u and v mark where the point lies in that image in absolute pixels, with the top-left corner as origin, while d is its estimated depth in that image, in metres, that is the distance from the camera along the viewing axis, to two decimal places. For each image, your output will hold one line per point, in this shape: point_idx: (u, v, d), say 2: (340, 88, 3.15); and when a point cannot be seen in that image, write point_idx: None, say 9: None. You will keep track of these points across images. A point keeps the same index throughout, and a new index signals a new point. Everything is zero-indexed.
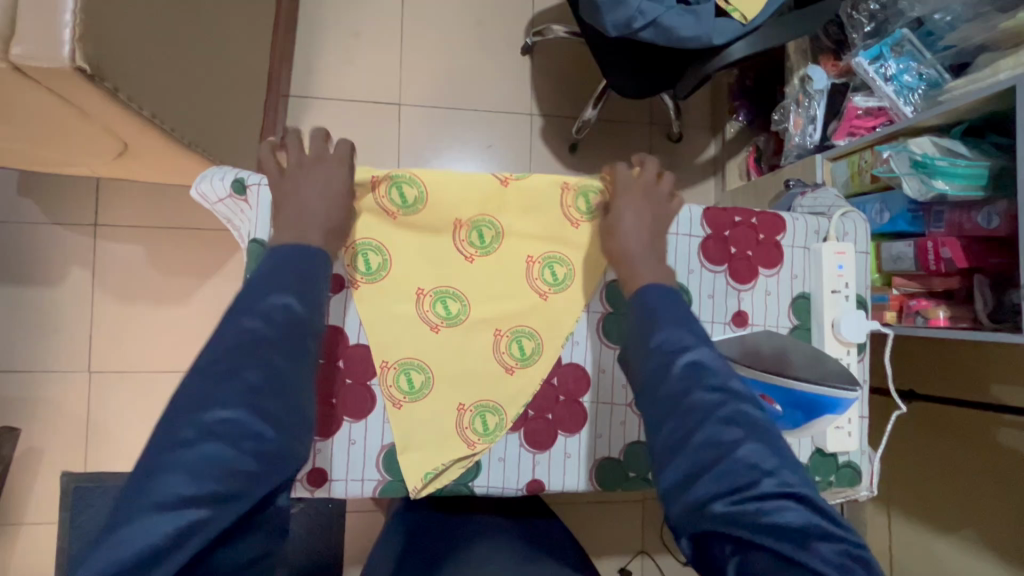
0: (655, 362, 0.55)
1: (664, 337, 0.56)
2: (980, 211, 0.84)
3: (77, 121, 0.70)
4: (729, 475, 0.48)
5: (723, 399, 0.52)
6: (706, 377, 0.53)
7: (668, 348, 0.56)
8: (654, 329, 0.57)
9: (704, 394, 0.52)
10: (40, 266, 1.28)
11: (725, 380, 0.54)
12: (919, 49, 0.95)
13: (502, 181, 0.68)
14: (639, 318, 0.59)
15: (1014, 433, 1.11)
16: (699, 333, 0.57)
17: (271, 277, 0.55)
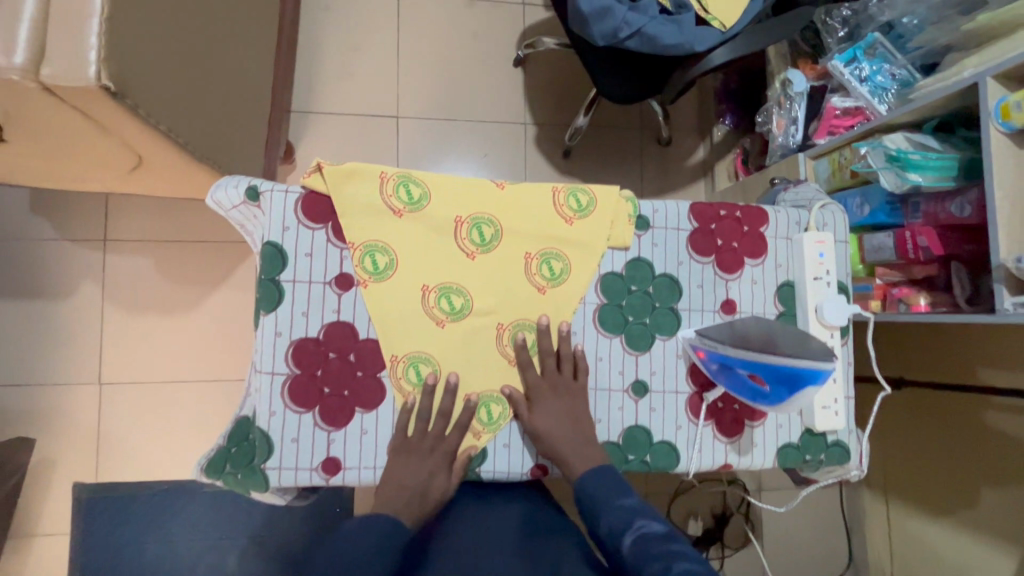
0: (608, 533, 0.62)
1: (609, 521, 0.62)
2: (953, 201, 0.88)
3: (98, 137, 0.74)
4: None
5: (669, 560, 0.56)
6: (651, 545, 0.59)
7: (614, 529, 0.62)
8: (597, 516, 0.64)
9: (653, 564, 0.57)
10: (52, 282, 1.32)
11: (669, 541, 0.59)
12: (891, 52, 1.00)
13: (500, 184, 0.71)
14: (584, 507, 0.66)
15: (1000, 415, 1.14)
16: (637, 503, 0.64)
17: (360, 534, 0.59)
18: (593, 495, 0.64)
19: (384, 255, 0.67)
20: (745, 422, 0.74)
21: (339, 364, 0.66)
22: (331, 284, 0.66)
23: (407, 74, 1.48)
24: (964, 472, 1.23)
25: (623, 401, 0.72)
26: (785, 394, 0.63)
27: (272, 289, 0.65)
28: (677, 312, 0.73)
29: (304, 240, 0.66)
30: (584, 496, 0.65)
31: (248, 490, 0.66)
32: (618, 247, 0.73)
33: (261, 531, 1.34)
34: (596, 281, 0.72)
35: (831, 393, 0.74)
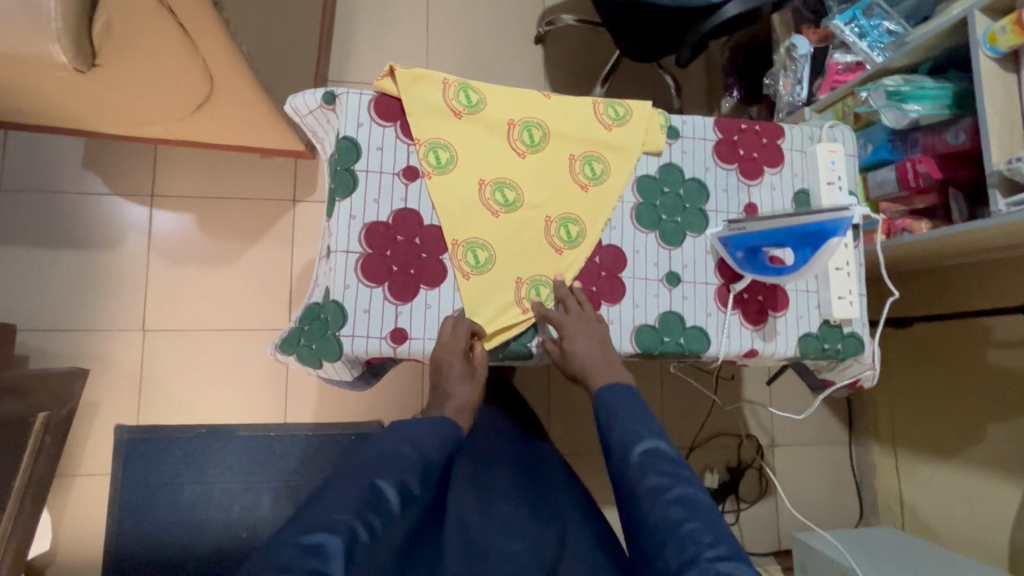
0: (618, 452, 0.67)
1: (622, 432, 0.67)
2: (949, 130, 0.97)
3: (184, 54, 0.85)
4: (683, 548, 0.57)
5: (672, 482, 0.63)
6: (657, 462, 0.64)
7: (625, 440, 0.67)
8: (614, 424, 0.69)
9: (652, 482, 0.63)
10: (100, 232, 1.39)
11: (675, 467, 0.64)
12: (887, 12, 1.11)
13: (546, 96, 0.80)
14: (603, 414, 0.71)
15: (1004, 352, 1.20)
16: (654, 425, 0.69)
17: (404, 431, 0.68)
18: (612, 405, 0.71)
19: (446, 152, 0.75)
20: (769, 312, 0.81)
21: (407, 245, 0.73)
22: (399, 174, 0.74)
23: (435, 49, 1.59)
24: (968, 412, 1.28)
25: (658, 289, 0.79)
26: (808, 255, 0.72)
27: (348, 178, 0.73)
28: (705, 213, 0.81)
29: (376, 135, 0.74)
30: (604, 405, 0.71)
31: (320, 360, 0.72)
32: (651, 152, 0.81)
33: (293, 476, 1.39)
34: (633, 182, 0.80)
35: (845, 285, 0.81)
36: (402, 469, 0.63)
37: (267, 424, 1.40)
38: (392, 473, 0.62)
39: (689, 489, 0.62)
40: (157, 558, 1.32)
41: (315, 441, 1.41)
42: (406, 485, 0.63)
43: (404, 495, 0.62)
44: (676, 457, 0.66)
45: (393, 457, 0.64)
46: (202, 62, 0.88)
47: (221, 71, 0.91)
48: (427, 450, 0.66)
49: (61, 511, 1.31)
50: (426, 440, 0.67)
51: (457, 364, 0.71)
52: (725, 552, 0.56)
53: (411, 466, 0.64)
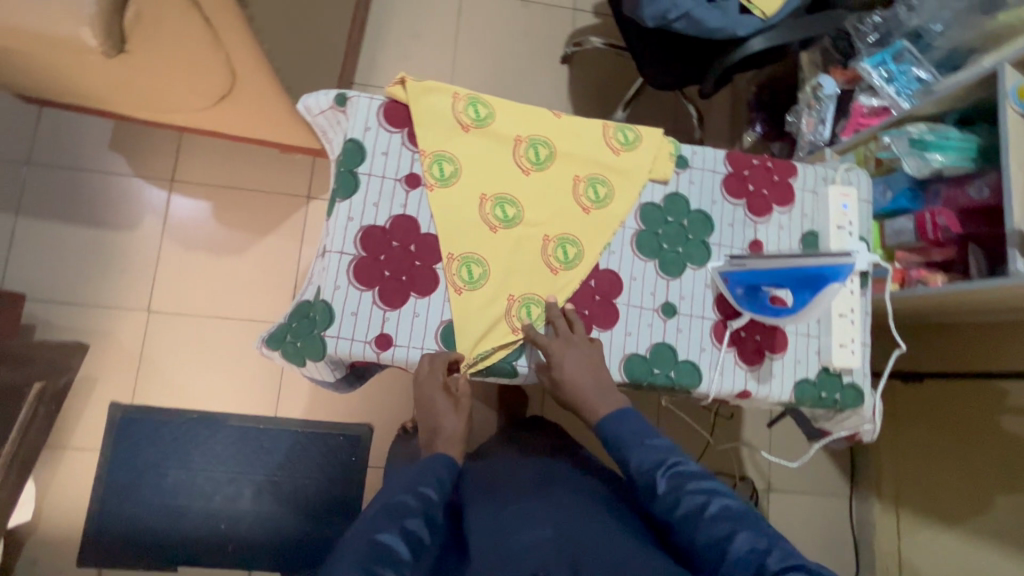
0: (642, 480, 0.68)
1: (639, 461, 0.68)
2: (973, 184, 0.95)
3: (208, 47, 0.87)
4: (741, 561, 0.58)
5: (707, 498, 0.64)
6: (685, 482, 0.65)
7: (646, 468, 0.68)
8: (628, 456, 0.70)
9: (689, 503, 0.64)
10: (118, 212, 1.43)
11: (702, 480, 0.66)
12: (917, 59, 1.09)
13: (556, 115, 0.80)
14: (611, 442, 0.71)
15: (1017, 418, 1.15)
16: (666, 445, 0.70)
17: (405, 479, 0.70)
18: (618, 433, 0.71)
19: (450, 164, 0.75)
20: (766, 353, 0.78)
21: (401, 252, 0.73)
22: (401, 181, 0.74)
23: (462, 61, 1.61)
24: (975, 477, 1.22)
25: (652, 319, 0.77)
26: (808, 298, 0.70)
27: (350, 179, 0.74)
28: (708, 246, 0.80)
29: (382, 140, 0.75)
30: (610, 434, 0.71)
31: (304, 358, 0.71)
32: (658, 180, 0.80)
33: (277, 471, 1.38)
34: (636, 208, 0.79)
35: (849, 333, 0.79)
36: (401, 517, 0.64)
37: (258, 416, 1.41)
38: (391, 524, 0.63)
39: (725, 501, 0.63)
40: (136, 539, 1.32)
41: (304, 438, 1.40)
42: (411, 531, 0.64)
43: (411, 542, 0.63)
44: (699, 469, 0.68)
45: (392, 508, 0.65)
46: (225, 55, 0.89)
47: (243, 66, 0.93)
48: (424, 495, 0.68)
49: (48, 482, 1.32)
50: (422, 483, 0.69)
51: (440, 399, 0.72)
52: (783, 553, 0.58)
53: (412, 511, 0.65)
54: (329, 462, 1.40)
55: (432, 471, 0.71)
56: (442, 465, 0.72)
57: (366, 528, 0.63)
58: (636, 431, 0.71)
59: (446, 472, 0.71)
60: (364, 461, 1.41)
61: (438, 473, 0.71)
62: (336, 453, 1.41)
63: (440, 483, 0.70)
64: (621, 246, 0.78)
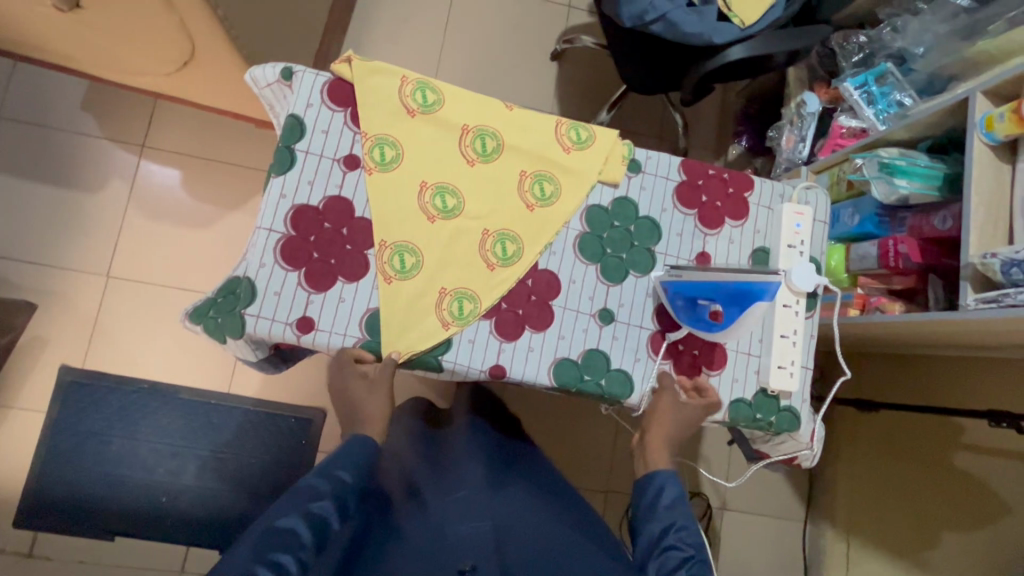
0: (672, 553, 0.66)
1: (682, 535, 0.67)
2: (937, 215, 0.92)
3: (162, 11, 0.84)
4: None
5: None
6: None
7: (681, 544, 0.66)
8: (671, 519, 0.69)
9: None
10: (86, 173, 1.41)
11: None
12: (899, 82, 1.05)
13: (508, 107, 0.77)
14: (655, 498, 0.71)
15: (972, 457, 1.14)
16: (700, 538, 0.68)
17: (338, 457, 0.70)
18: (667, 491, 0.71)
19: (393, 150, 0.73)
20: (702, 369, 0.77)
21: (332, 234, 0.71)
22: (339, 161, 0.72)
23: (450, 50, 1.59)
24: (925, 510, 1.23)
25: (588, 324, 0.75)
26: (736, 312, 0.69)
27: (286, 156, 0.71)
28: (654, 254, 0.78)
29: (324, 119, 0.72)
30: (664, 497, 0.70)
31: (223, 335, 0.69)
32: (607, 183, 0.78)
33: (223, 448, 1.37)
34: (583, 210, 0.77)
35: (789, 355, 0.77)
36: (306, 501, 0.65)
37: (209, 391, 1.39)
38: (294, 508, 0.64)
39: None
40: (73, 505, 1.30)
41: (254, 417, 1.39)
42: (315, 514, 0.64)
43: (314, 527, 0.63)
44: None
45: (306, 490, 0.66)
46: (179, 20, 0.87)
47: (200, 32, 0.90)
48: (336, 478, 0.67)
49: None
50: (341, 465, 0.68)
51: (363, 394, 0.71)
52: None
53: (323, 493, 0.66)
54: (275, 446, 1.38)
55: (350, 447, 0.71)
56: (361, 444, 0.71)
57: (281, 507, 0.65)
58: (679, 505, 0.70)
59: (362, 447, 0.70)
60: (314, 445, 1.40)
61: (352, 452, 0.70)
62: (285, 436, 1.39)
63: (354, 464, 0.69)
64: (562, 247, 0.76)
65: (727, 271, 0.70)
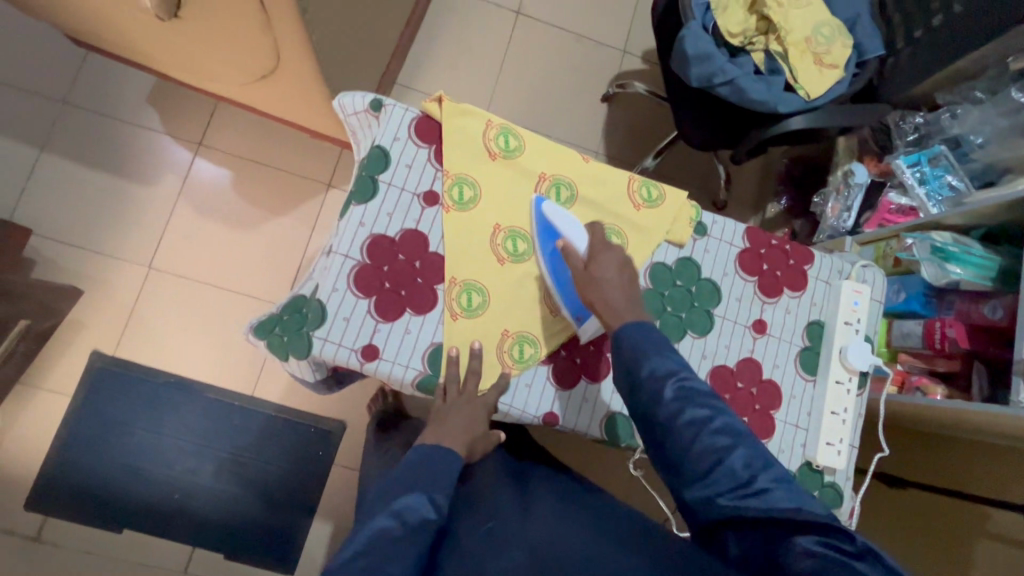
0: (652, 390, 0.61)
1: (653, 368, 0.61)
2: (987, 303, 0.93)
3: (259, 31, 0.88)
4: (731, 478, 0.57)
5: (712, 413, 0.59)
6: (696, 395, 0.60)
7: (658, 376, 0.61)
8: (640, 359, 0.62)
9: (691, 416, 0.59)
10: (142, 166, 1.44)
11: (709, 396, 0.61)
12: (952, 165, 1.07)
13: (584, 159, 0.79)
14: (623, 351, 0.64)
15: (990, 547, 1.05)
16: (680, 358, 0.63)
17: (419, 472, 0.67)
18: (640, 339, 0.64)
19: (471, 190, 0.75)
20: (751, 436, 0.77)
21: (404, 266, 0.73)
22: (419, 197, 0.74)
23: (505, 82, 1.63)
24: None
25: None
26: (552, 246, 0.73)
27: (369, 185, 0.73)
28: (712, 316, 0.79)
29: (409, 153, 0.75)
30: (626, 344, 0.63)
31: (288, 354, 0.70)
32: (673, 243, 0.79)
33: (243, 451, 1.37)
34: (648, 266, 0.78)
35: (837, 433, 0.77)
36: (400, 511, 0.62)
37: (234, 392, 1.39)
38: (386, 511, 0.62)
39: (729, 419, 0.59)
40: (88, 494, 1.30)
41: (276, 422, 1.39)
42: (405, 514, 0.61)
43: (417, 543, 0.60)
44: (705, 386, 0.62)
45: (401, 514, 0.61)
46: (272, 40, 0.90)
47: (289, 52, 0.94)
48: (436, 493, 0.65)
49: (15, 418, 1.31)
50: (431, 481, 0.66)
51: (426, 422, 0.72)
52: (768, 474, 0.57)
53: (416, 518, 0.61)
54: (293, 454, 1.38)
55: (443, 465, 0.68)
56: (447, 461, 0.69)
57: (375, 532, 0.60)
58: (651, 338, 0.64)
59: (452, 466, 0.68)
60: (331, 457, 1.39)
61: (439, 472, 0.67)
62: (305, 445, 1.39)
63: (437, 487, 0.65)
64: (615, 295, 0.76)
65: (538, 277, 0.75)
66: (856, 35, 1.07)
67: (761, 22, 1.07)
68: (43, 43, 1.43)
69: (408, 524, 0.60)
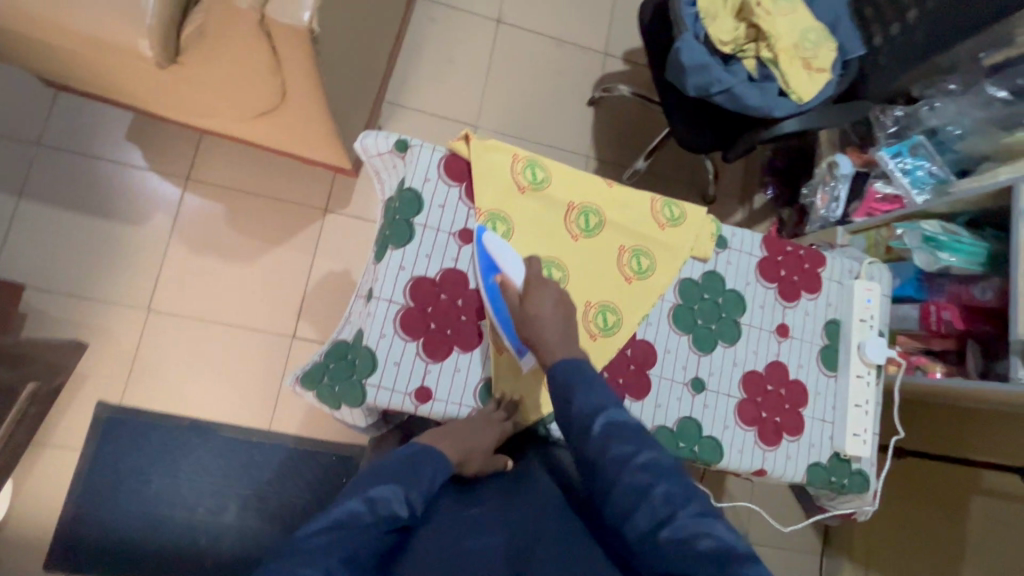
0: (579, 426, 0.60)
1: (582, 404, 0.60)
2: (977, 286, 1.00)
3: (266, 72, 0.86)
4: (656, 513, 0.55)
5: (637, 448, 0.58)
6: (621, 431, 0.59)
7: (585, 412, 0.60)
8: (569, 396, 0.62)
9: (617, 451, 0.58)
10: (128, 206, 1.39)
11: (638, 432, 0.60)
12: (931, 154, 1.14)
13: (608, 184, 0.82)
14: (557, 388, 0.63)
15: (989, 502, 1.14)
16: (609, 392, 0.62)
17: (403, 465, 0.65)
18: (567, 380, 0.63)
19: (503, 224, 0.76)
20: (784, 434, 0.82)
21: (448, 305, 0.74)
22: (455, 236, 0.76)
23: (492, 92, 1.63)
24: (943, 554, 1.20)
25: (681, 392, 0.80)
26: (493, 279, 0.73)
27: (405, 228, 0.74)
28: (739, 325, 0.83)
29: (441, 193, 0.76)
30: (557, 379, 0.63)
31: (340, 403, 0.71)
32: (698, 258, 0.83)
33: (265, 487, 1.35)
34: (676, 283, 0.82)
35: (862, 424, 0.83)
36: (374, 496, 0.61)
37: (250, 429, 1.37)
38: (362, 490, 0.61)
39: (655, 454, 0.58)
40: (109, 548, 1.27)
41: (296, 455, 1.38)
42: (379, 499, 0.60)
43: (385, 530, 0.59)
44: (635, 422, 0.61)
45: (373, 504, 0.60)
46: (278, 80, 0.89)
47: (296, 89, 0.92)
48: (414, 490, 0.63)
49: (24, 478, 1.27)
50: (412, 477, 0.63)
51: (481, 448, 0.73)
52: (691, 511, 0.55)
53: (390, 507, 0.60)
54: (315, 486, 1.37)
55: (431, 468, 0.65)
56: (431, 462, 0.65)
57: (342, 513, 0.59)
58: (585, 376, 0.63)
59: (441, 474, 0.66)
60: None
61: (424, 476, 0.64)
62: (328, 475, 1.38)
63: (418, 484, 0.63)
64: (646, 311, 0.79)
65: None
66: (838, 36, 1.13)
67: (749, 29, 1.10)
68: (8, 84, 1.36)
69: (380, 511, 0.59)
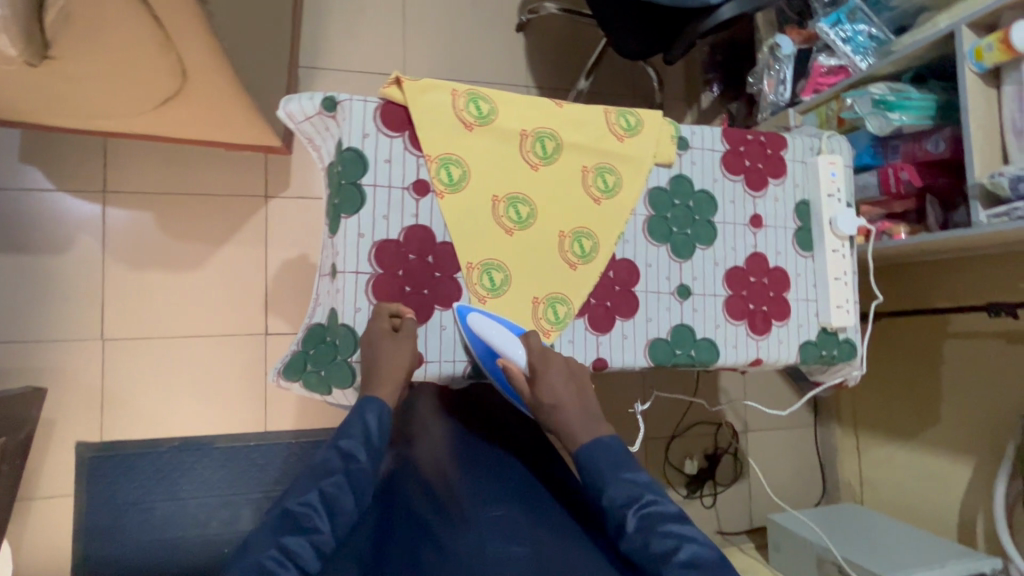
0: (614, 519, 0.59)
1: (614, 493, 0.59)
2: (930, 139, 1.02)
3: (156, 49, 0.76)
4: None
5: (678, 543, 0.55)
6: (658, 524, 0.56)
7: (617, 504, 0.59)
8: (603, 486, 0.60)
9: (657, 546, 0.55)
10: (45, 234, 1.26)
11: (677, 523, 0.57)
12: (868, 17, 1.11)
13: (558, 105, 0.77)
14: (586, 474, 0.62)
15: (958, 342, 1.21)
16: (643, 479, 0.60)
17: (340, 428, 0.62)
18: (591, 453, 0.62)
19: (458, 167, 0.72)
20: (773, 321, 0.83)
21: (418, 265, 0.71)
22: (409, 189, 0.71)
23: (412, 36, 1.51)
24: (922, 399, 1.29)
25: (669, 302, 0.80)
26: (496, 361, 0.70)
27: (355, 192, 0.69)
28: (713, 224, 0.82)
29: (384, 147, 0.70)
30: (582, 460, 0.62)
31: (330, 387, 0.69)
32: (662, 164, 0.80)
33: (274, 486, 1.33)
34: (646, 195, 0.79)
35: (843, 294, 0.85)
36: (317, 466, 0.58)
37: (244, 434, 1.33)
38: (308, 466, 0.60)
39: (697, 549, 0.54)
40: None
41: (297, 450, 1.35)
42: (320, 463, 0.59)
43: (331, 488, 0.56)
44: (675, 510, 0.58)
45: (313, 471, 0.58)
46: (172, 56, 0.79)
47: (196, 65, 0.82)
48: (350, 438, 0.60)
49: (20, 535, 1.21)
50: (345, 432, 0.61)
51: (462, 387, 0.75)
52: None
53: (331, 465, 0.58)
54: None
55: (360, 416, 0.62)
56: (361, 409, 0.63)
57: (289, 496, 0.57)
58: (613, 458, 0.62)
59: (376, 417, 0.62)
60: None
61: (357, 425, 0.61)
62: None
63: (353, 433, 0.61)
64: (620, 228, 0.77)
65: (493, 246, 0.73)
66: None
67: None
68: None
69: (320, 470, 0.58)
